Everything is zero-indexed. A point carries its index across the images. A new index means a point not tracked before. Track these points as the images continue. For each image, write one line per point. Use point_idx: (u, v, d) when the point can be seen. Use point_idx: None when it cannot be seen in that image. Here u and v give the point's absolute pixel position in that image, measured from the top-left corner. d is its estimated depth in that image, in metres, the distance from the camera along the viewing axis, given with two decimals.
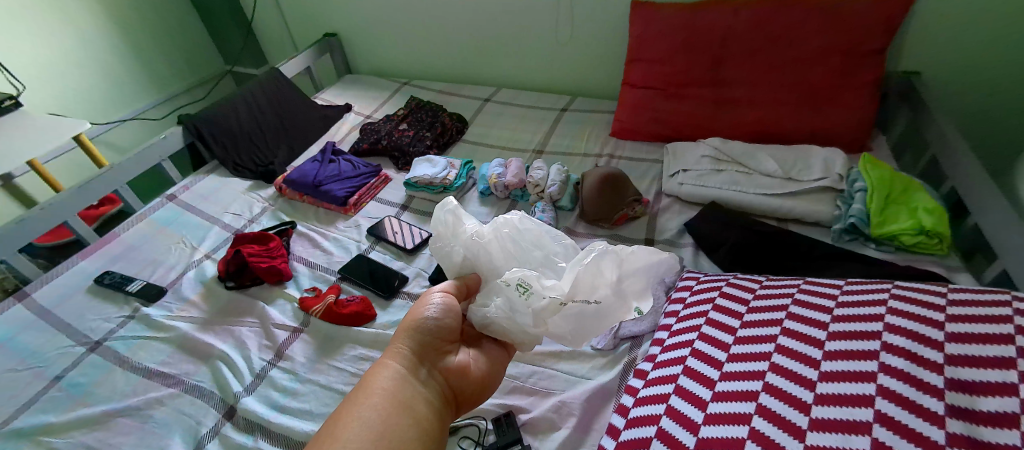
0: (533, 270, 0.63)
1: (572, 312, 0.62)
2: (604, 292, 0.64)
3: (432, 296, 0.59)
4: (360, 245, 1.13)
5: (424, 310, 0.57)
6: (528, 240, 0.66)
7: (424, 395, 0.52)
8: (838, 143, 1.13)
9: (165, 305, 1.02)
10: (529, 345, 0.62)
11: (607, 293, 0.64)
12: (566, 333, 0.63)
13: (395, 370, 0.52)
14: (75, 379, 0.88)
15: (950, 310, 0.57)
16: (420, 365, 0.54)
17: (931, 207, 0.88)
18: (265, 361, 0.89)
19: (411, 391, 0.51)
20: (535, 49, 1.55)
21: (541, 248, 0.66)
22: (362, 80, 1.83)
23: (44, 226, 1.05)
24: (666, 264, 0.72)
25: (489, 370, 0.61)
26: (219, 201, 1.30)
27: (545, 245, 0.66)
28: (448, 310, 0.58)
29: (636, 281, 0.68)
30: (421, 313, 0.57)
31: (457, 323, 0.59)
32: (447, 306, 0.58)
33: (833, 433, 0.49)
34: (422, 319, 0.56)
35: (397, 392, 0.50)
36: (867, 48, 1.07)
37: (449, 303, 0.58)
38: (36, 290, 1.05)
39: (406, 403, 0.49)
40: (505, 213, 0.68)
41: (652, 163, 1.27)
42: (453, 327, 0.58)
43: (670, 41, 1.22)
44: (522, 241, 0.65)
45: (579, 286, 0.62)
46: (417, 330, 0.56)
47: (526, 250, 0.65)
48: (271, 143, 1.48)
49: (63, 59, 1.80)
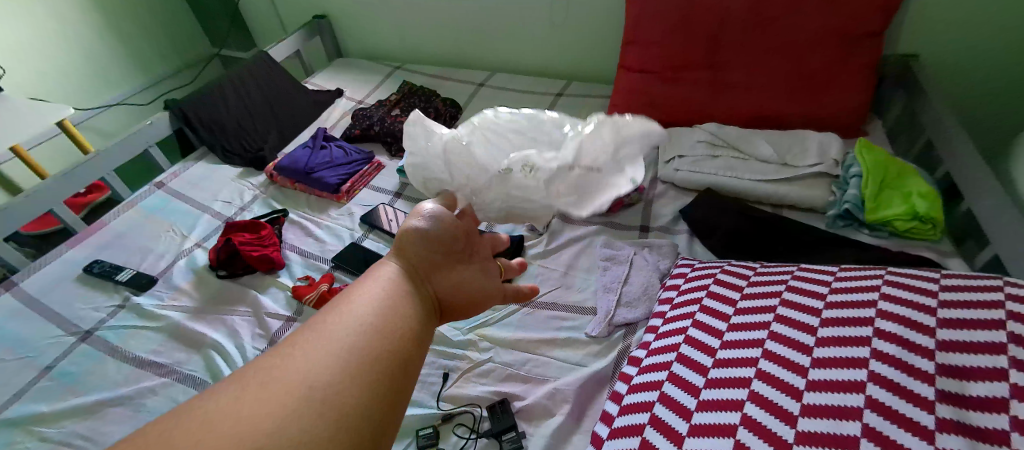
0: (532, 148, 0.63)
1: (578, 176, 0.63)
2: (602, 157, 0.64)
3: (423, 208, 0.53)
4: (353, 233, 1.12)
5: (414, 220, 0.51)
6: (508, 125, 0.65)
7: (412, 298, 0.45)
8: (833, 128, 1.13)
9: (155, 294, 1.01)
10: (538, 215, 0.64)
11: (605, 158, 0.64)
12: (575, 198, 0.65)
13: (375, 277, 0.45)
14: (66, 369, 0.87)
15: (942, 296, 0.57)
16: (407, 275, 0.47)
17: (925, 192, 0.88)
18: (258, 350, 0.88)
19: (388, 300, 0.43)
20: (530, 32, 1.53)
21: (527, 127, 0.65)
22: (353, 64, 1.80)
23: (28, 214, 1.03)
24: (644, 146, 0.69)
25: (502, 283, 0.55)
26: (209, 188, 1.28)
27: (528, 124, 0.65)
28: (439, 220, 0.52)
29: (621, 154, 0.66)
30: (411, 223, 0.51)
31: (452, 235, 0.52)
32: (438, 216, 0.52)
33: (823, 418, 0.49)
34: (412, 228, 0.51)
35: (374, 297, 0.43)
36: (867, 31, 1.06)
37: (440, 215, 0.52)
38: (24, 280, 1.04)
39: (379, 309, 0.42)
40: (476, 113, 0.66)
41: (647, 149, 1.26)
42: (446, 240, 0.51)
43: (667, 23, 1.19)
44: (504, 129, 0.64)
45: (578, 151, 0.63)
46: (405, 242, 0.50)
47: (513, 134, 0.64)
48: (261, 130, 1.46)
49: (43, 44, 1.75)
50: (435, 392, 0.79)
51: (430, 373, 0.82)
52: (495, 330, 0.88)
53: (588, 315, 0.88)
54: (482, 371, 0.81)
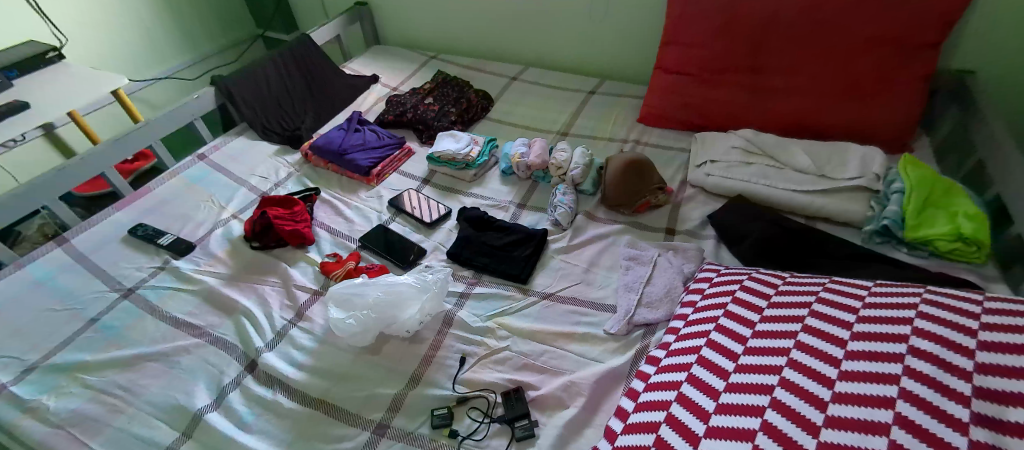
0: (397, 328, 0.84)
1: (432, 312, 0.88)
2: (428, 312, 0.87)
3: None
4: (381, 216, 1.15)
5: None
6: (384, 318, 0.84)
7: None
8: (876, 141, 1.09)
9: (193, 259, 1.06)
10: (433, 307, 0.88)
11: (427, 316, 0.87)
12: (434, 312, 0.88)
13: None
14: (109, 323, 0.92)
15: (984, 318, 0.55)
16: None
17: (972, 212, 0.84)
18: (285, 320, 0.91)
19: None
20: (566, 28, 1.52)
21: (398, 312, 0.84)
22: (389, 51, 1.83)
23: (81, 175, 1.09)
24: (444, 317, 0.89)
25: None
26: (247, 162, 1.33)
27: (399, 320, 0.84)
28: None
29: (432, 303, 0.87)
30: None
31: None
32: None
33: (848, 431, 0.48)
34: None
35: None
36: (919, 41, 1.02)
37: None
38: (74, 237, 1.10)
39: None
40: (377, 340, 0.85)
41: (679, 151, 1.24)
42: None
43: (709, 24, 1.17)
44: (379, 321, 0.83)
45: (425, 315, 0.86)
46: None
47: (391, 320, 0.84)
48: (298, 111, 1.50)
49: (102, 16, 1.84)
50: (450, 375, 0.80)
51: (447, 355, 0.83)
52: (513, 319, 0.89)
53: (607, 313, 0.88)
54: (499, 358, 0.82)
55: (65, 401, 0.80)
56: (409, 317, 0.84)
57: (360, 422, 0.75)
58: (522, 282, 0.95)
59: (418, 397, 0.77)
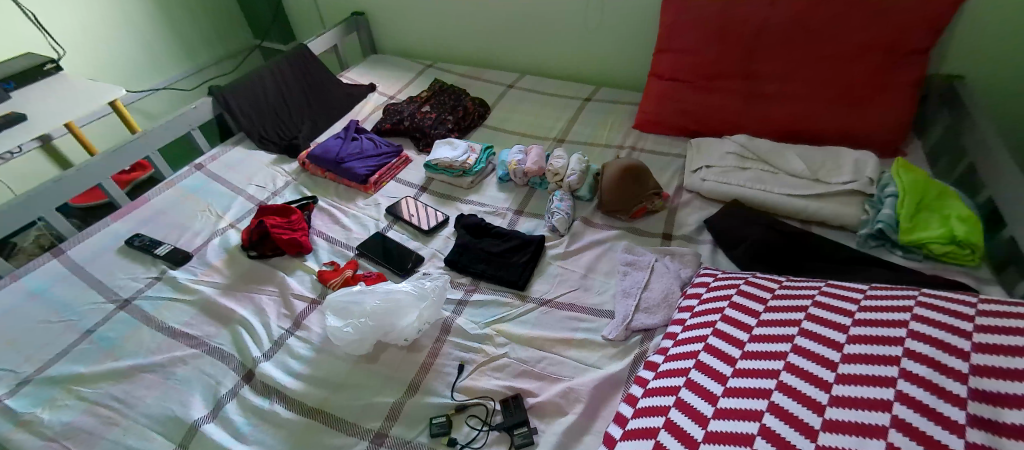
0: (396, 337, 0.84)
1: (431, 317, 0.88)
2: (427, 319, 0.87)
3: None
4: (378, 224, 1.15)
5: None
6: (382, 326, 0.83)
7: None
8: (869, 145, 1.10)
9: (190, 269, 1.05)
10: (433, 315, 0.88)
11: (425, 324, 0.87)
12: (432, 318, 0.88)
13: None
14: (104, 334, 0.92)
15: (979, 320, 0.56)
16: None
17: (965, 215, 0.85)
18: (282, 330, 0.91)
19: None
20: (561, 35, 1.53)
21: (397, 322, 0.84)
22: (386, 60, 1.84)
23: (77, 186, 1.08)
24: (443, 324, 0.89)
25: None
26: (244, 171, 1.33)
27: (398, 328, 0.83)
28: None
29: (430, 310, 0.87)
30: None
31: None
32: None
33: (846, 434, 0.48)
34: None
35: None
36: (909, 47, 1.04)
37: None
38: (70, 248, 1.09)
39: None
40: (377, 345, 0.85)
41: (674, 157, 1.25)
42: None
43: (703, 32, 1.18)
44: (376, 329, 0.83)
45: (424, 321, 0.86)
46: None
47: (389, 328, 0.83)
48: (296, 120, 1.51)
49: (100, 28, 1.85)
50: (448, 383, 0.80)
51: (445, 363, 0.83)
52: (511, 326, 0.89)
53: (605, 318, 0.88)
54: (497, 365, 0.82)
55: (60, 413, 0.79)
56: (408, 325, 0.84)
57: (357, 431, 0.75)
58: (520, 289, 0.95)
59: (416, 405, 0.77)
